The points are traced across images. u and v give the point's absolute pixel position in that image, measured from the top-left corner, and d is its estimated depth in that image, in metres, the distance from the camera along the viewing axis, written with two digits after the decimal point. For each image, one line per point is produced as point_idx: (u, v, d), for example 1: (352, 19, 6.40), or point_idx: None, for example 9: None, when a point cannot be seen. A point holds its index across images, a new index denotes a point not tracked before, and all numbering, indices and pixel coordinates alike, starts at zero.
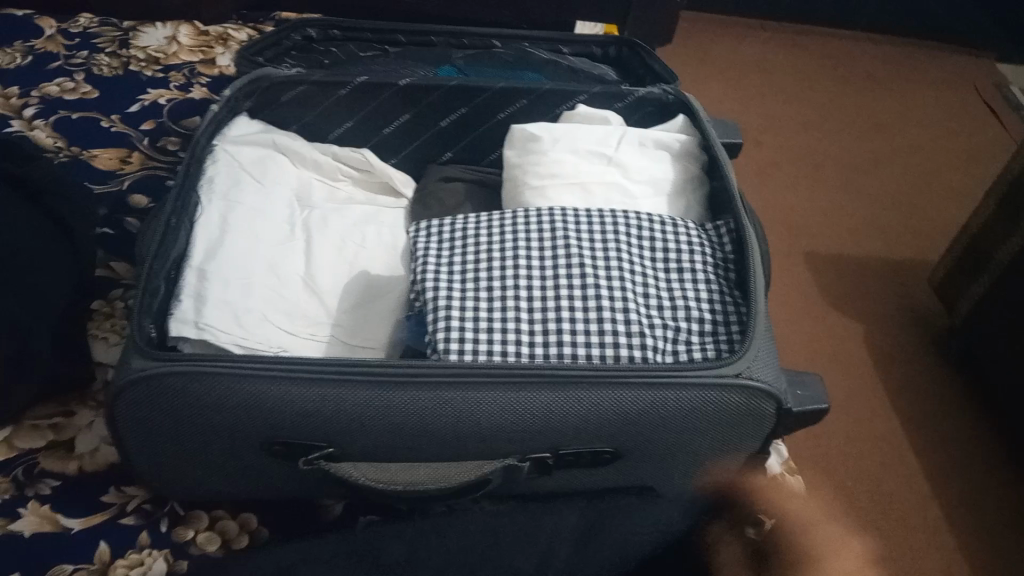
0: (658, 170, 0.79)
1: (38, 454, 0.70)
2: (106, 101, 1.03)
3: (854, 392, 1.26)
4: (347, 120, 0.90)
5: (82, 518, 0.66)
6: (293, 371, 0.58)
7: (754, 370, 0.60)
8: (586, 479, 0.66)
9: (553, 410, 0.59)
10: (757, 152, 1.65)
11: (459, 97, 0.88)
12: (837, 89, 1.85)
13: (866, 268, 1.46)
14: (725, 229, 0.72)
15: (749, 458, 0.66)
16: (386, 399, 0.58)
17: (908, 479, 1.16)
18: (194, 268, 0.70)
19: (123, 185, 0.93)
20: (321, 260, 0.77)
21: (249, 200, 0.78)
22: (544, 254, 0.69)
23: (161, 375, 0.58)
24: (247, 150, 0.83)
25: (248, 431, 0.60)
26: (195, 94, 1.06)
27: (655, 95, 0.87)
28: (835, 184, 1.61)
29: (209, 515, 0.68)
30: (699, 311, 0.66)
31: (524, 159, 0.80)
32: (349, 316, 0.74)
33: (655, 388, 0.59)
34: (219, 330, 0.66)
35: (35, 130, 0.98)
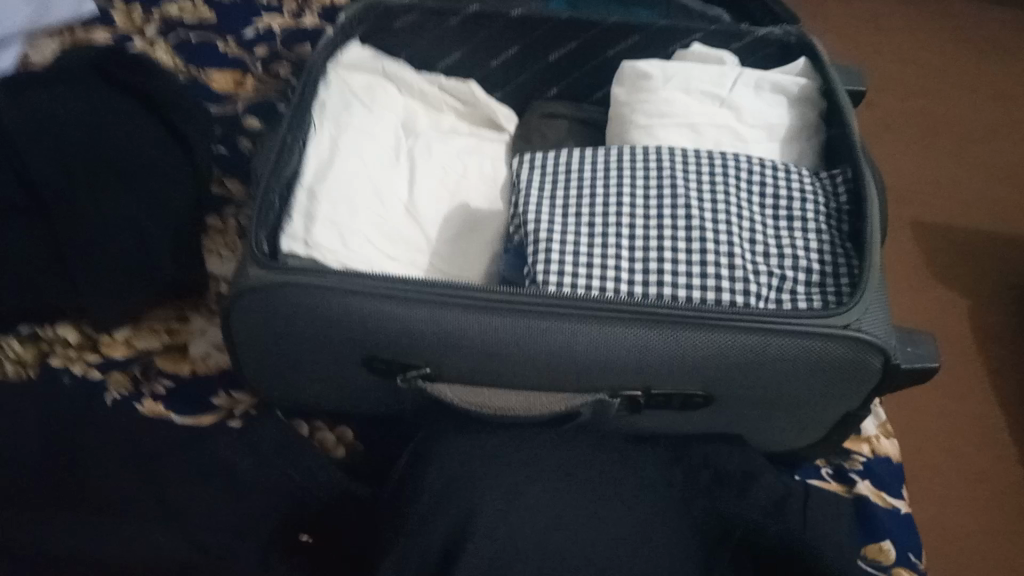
0: (772, 114, 0.76)
1: (153, 355, 0.76)
2: (221, 25, 1.05)
3: (952, 364, 1.21)
4: (455, 50, 0.89)
5: (191, 417, 0.71)
6: (395, 289, 0.60)
7: (863, 322, 0.58)
8: (674, 421, 0.67)
9: (650, 347, 0.59)
10: (872, 110, 1.56)
11: (569, 31, 0.86)
12: (964, 49, 1.72)
13: (977, 241, 1.38)
14: (842, 178, 0.69)
15: (843, 417, 0.65)
16: (485, 324, 0.59)
17: (1001, 459, 1.11)
18: (304, 187, 0.72)
19: (238, 108, 0.96)
20: (425, 188, 0.78)
21: (359, 125, 0.79)
22: (649, 193, 0.68)
23: (271, 285, 0.60)
24: (357, 77, 0.84)
25: (350, 345, 0.63)
26: (307, 21, 1.07)
27: (777, 35, 0.84)
28: (953, 149, 1.51)
29: (309, 425, 0.73)
30: (808, 260, 0.64)
31: (633, 97, 0.78)
32: (449, 246, 0.75)
33: (758, 334, 0.58)
34: (327, 249, 0.68)
35: (157, 51, 1.01)
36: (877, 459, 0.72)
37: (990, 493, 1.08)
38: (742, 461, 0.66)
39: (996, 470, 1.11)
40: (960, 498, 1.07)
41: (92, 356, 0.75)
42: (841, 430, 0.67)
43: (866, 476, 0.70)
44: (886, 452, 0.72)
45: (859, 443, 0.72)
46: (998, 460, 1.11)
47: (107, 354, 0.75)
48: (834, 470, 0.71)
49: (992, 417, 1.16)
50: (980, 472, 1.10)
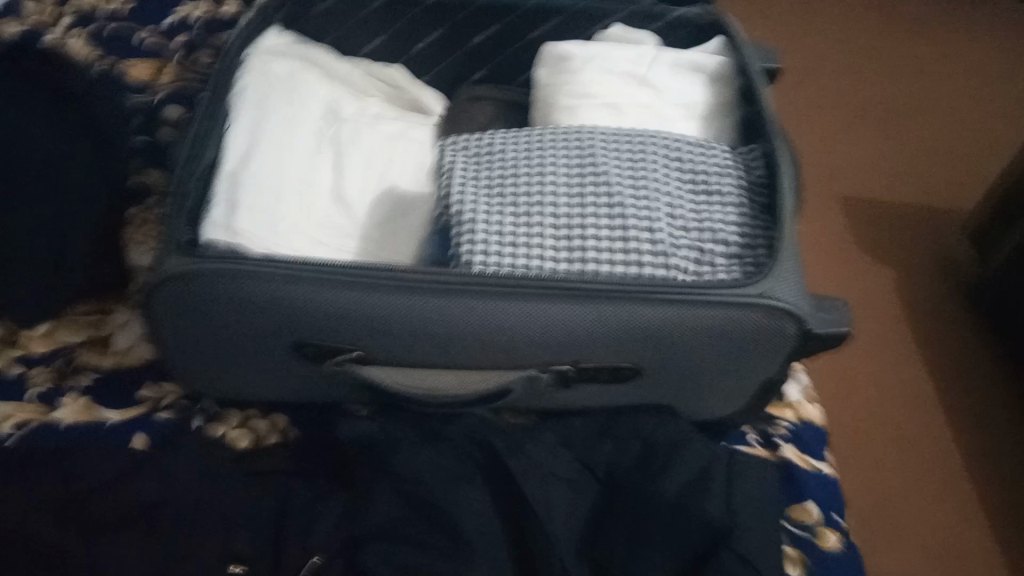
0: (691, 92, 0.78)
1: (77, 349, 0.75)
2: (141, 15, 1.03)
3: (877, 332, 1.26)
4: (379, 35, 0.89)
5: (120, 412, 0.71)
6: (320, 271, 0.59)
7: (778, 289, 0.60)
8: (603, 394, 0.68)
9: (575, 321, 0.60)
10: (796, 91, 1.61)
11: (492, 14, 0.87)
12: (882, 30, 1.79)
13: (899, 215, 1.43)
14: (758, 153, 0.71)
15: (765, 383, 0.67)
16: (411, 305, 0.60)
17: (926, 421, 1.16)
18: (227, 175, 0.71)
19: (158, 97, 0.94)
20: (352, 173, 0.78)
21: (283, 111, 0.78)
22: (572, 171, 0.69)
23: (190, 271, 0.59)
24: (280, 63, 0.83)
25: (276, 331, 0.62)
26: (229, 9, 1.05)
27: (693, 15, 0.86)
28: (875, 127, 1.57)
29: (240, 414, 0.73)
30: (726, 233, 0.66)
31: (556, 79, 0.79)
32: (378, 231, 0.75)
33: (677, 305, 0.60)
34: (251, 237, 0.67)
35: (72, 41, 0.98)
36: (801, 424, 0.75)
37: (922, 457, 1.12)
38: (670, 429, 0.67)
39: (926, 434, 1.15)
40: (888, 460, 1.11)
41: (13, 352, 0.74)
42: (764, 396, 0.69)
43: (791, 442, 0.73)
44: (809, 416, 0.76)
45: (783, 410, 0.76)
46: (929, 425, 1.16)
47: (28, 349, 0.74)
48: (761, 437, 0.74)
49: (920, 384, 1.20)
50: (911, 436, 1.14)
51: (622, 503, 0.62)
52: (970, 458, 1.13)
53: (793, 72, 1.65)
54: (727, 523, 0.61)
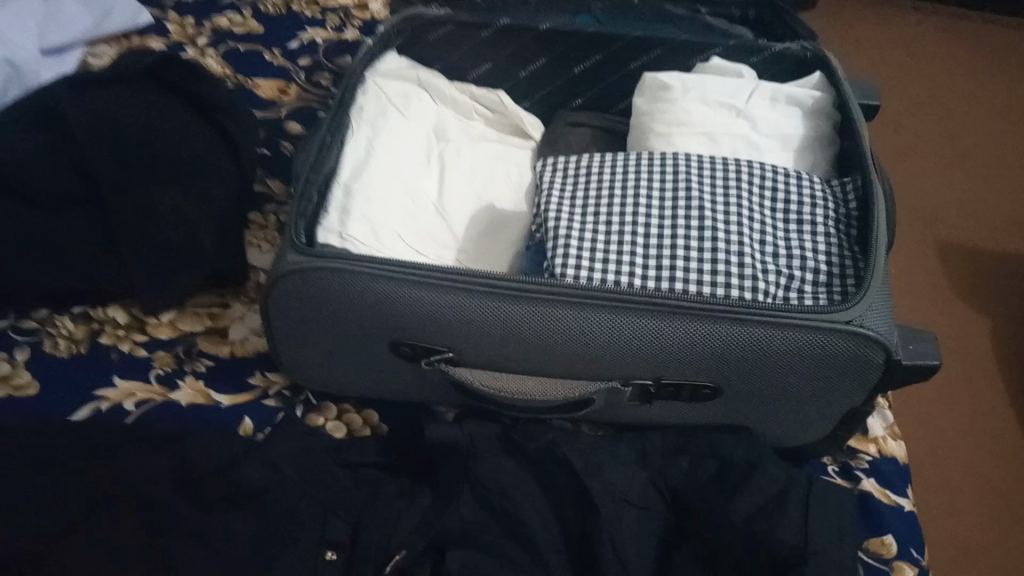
0: (786, 125, 0.80)
1: (196, 337, 0.81)
2: (269, 37, 1.12)
3: (973, 381, 1.21)
4: (486, 61, 0.94)
5: (230, 395, 0.76)
6: (422, 275, 0.64)
7: (866, 318, 0.61)
8: (682, 412, 0.70)
9: (660, 336, 0.62)
10: (896, 131, 1.58)
11: (594, 45, 0.91)
12: (993, 74, 1.74)
13: (1000, 263, 1.38)
14: (852, 186, 0.72)
15: (848, 413, 0.67)
16: (504, 311, 0.63)
17: (1022, 478, 1.11)
18: (341, 185, 0.76)
19: (281, 113, 1.02)
20: (453, 189, 0.82)
21: (394, 128, 0.84)
22: (665, 194, 0.72)
23: (306, 267, 0.65)
24: (393, 84, 0.88)
25: (378, 329, 0.67)
26: (348, 34, 1.13)
27: (792, 51, 0.88)
28: (979, 173, 1.52)
29: (338, 407, 0.77)
30: (815, 261, 0.67)
31: (652, 107, 0.82)
32: (474, 244, 0.79)
33: (763, 326, 0.61)
34: (360, 243, 0.72)
35: (207, 59, 1.08)
36: (883, 458, 0.74)
37: (1015, 514, 1.07)
38: (749, 452, 0.68)
39: (1021, 490, 1.10)
40: (979, 515, 1.07)
41: (139, 336, 0.80)
42: (846, 427, 0.69)
43: (871, 475, 0.72)
44: (892, 452, 0.74)
45: (866, 444, 0.75)
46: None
47: (153, 334, 0.81)
48: (840, 467, 0.73)
49: (1018, 439, 1.15)
50: (1004, 492, 1.09)
51: (697, 517, 0.64)
52: None
53: (894, 113, 1.63)
54: (802, 550, 0.61)
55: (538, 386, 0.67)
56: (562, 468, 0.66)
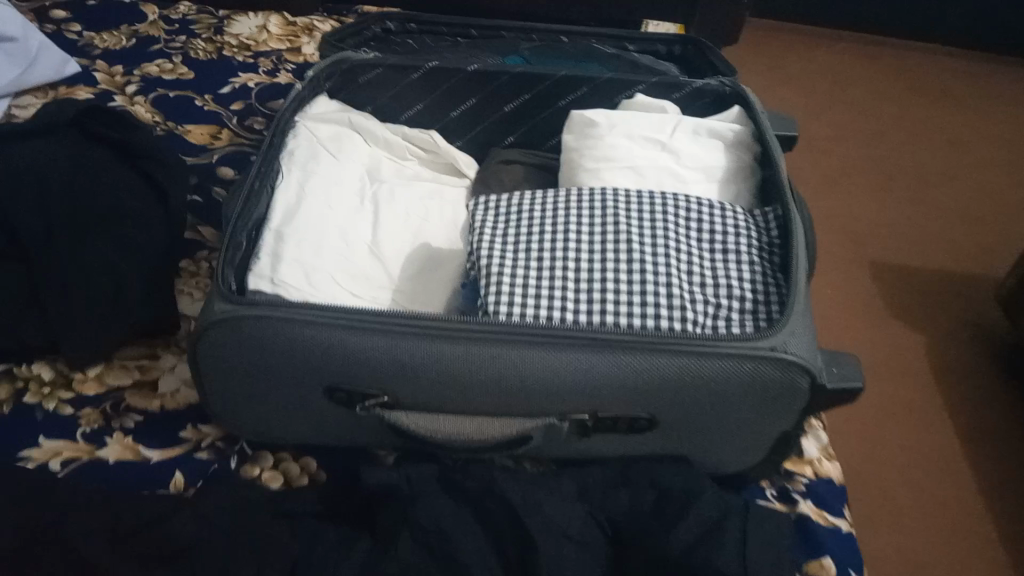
0: (710, 158, 0.82)
1: (125, 391, 0.79)
2: (200, 83, 1.12)
3: (908, 397, 1.25)
4: (417, 102, 0.95)
5: (161, 450, 0.74)
6: (354, 320, 0.64)
7: (789, 344, 0.63)
8: (621, 444, 0.70)
9: (593, 371, 0.63)
10: (823, 157, 1.65)
11: (523, 85, 0.93)
12: (910, 100, 1.82)
13: (927, 280, 1.43)
14: (773, 215, 0.75)
15: (780, 437, 0.69)
16: (438, 352, 0.63)
17: (959, 488, 1.14)
18: (272, 231, 0.76)
19: (212, 159, 1.01)
20: (387, 230, 0.82)
21: (326, 171, 0.84)
22: (594, 229, 0.73)
23: (236, 316, 0.64)
24: (325, 128, 0.89)
25: (311, 375, 0.66)
26: (281, 78, 1.13)
27: (712, 86, 0.91)
28: (903, 194, 1.59)
29: (274, 456, 0.76)
30: (740, 290, 0.69)
31: (581, 144, 0.84)
32: (409, 284, 0.79)
33: (692, 356, 0.62)
34: (291, 287, 0.72)
35: (136, 107, 1.07)
36: (819, 480, 0.77)
37: (956, 526, 1.10)
38: (686, 479, 0.69)
39: (960, 502, 1.13)
40: (920, 527, 1.09)
41: (65, 393, 0.77)
42: (780, 451, 0.71)
43: (808, 497, 0.75)
44: (827, 473, 0.77)
45: (802, 466, 0.77)
46: (964, 493, 1.14)
47: (79, 391, 0.78)
48: (778, 492, 0.75)
49: (955, 452, 1.19)
50: (946, 505, 1.12)
51: (638, 549, 0.65)
52: (1007, 528, 1.11)
53: (821, 139, 1.69)
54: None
55: (475, 425, 0.67)
56: (504, 507, 0.67)
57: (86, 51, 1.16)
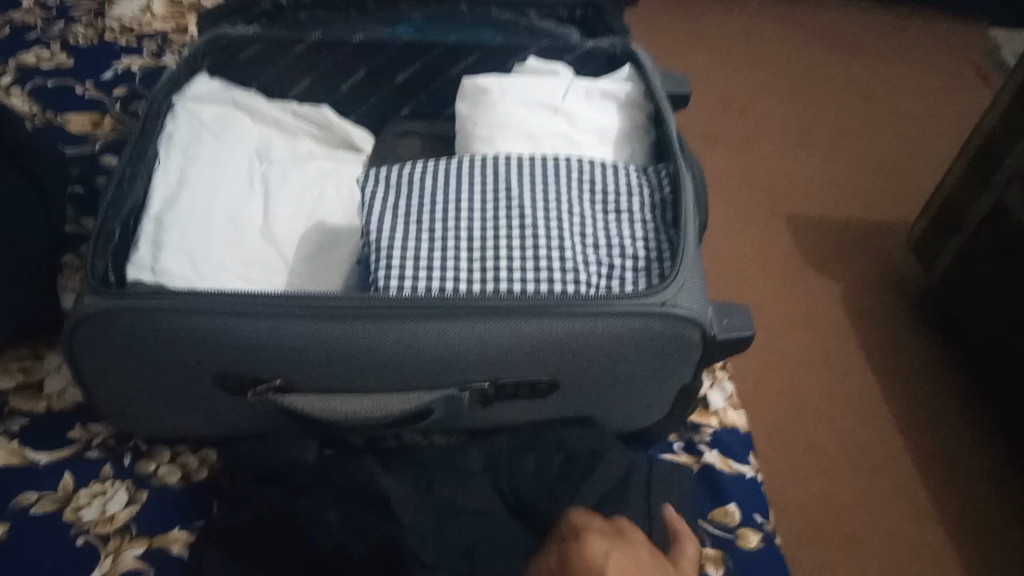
0: (603, 120, 0.82)
1: (8, 395, 0.75)
2: (81, 70, 1.06)
3: (823, 344, 1.27)
4: (304, 78, 0.93)
5: (50, 453, 0.71)
6: (237, 304, 0.61)
7: (679, 299, 0.63)
8: (524, 411, 0.70)
9: (488, 339, 0.62)
10: (735, 116, 1.66)
11: (413, 52, 0.91)
12: (818, 56, 1.86)
13: (838, 229, 1.47)
14: (666, 172, 0.75)
15: (679, 392, 0.70)
16: (326, 332, 0.61)
17: (877, 429, 1.16)
18: (151, 219, 0.72)
19: (96, 148, 0.96)
20: (277, 209, 0.80)
21: (208, 153, 0.80)
22: (486, 196, 0.72)
23: (105, 309, 0.61)
24: (206, 107, 0.85)
25: (196, 365, 0.64)
26: (168, 60, 1.08)
27: (603, 47, 0.91)
28: (812, 148, 1.62)
29: (171, 450, 0.73)
30: (633, 249, 0.69)
31: (473, 112, 0.83)
32: (306, 266, 0.77)
33: (584, 318, 0.62)
34: (174, 274, 0.69)
35: (12, 98, 1.01)
36: (723, 429, 0.79)
37: (878, 467, 1.12)
38: (593, 441, 0.70)
39: (879, 441, 1.15)
40: (842, 470, 1.11)
41: None
42: (682, 406, 0.72)
43: (714, 447, 0.77)
44: (732, 423, 0.79)
45: (706, 417, 0.80)
46: (879, 432, 1.16)
47: None
48: (684, 443, 0.77)
49: (871, 394, 1.21)
50: (868, 446, 1.14)
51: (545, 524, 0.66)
52: (924, 463, 1.13)
53: (732, 98, 1.71)
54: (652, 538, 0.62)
55: (374, 402, 0.65)
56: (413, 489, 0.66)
57: None
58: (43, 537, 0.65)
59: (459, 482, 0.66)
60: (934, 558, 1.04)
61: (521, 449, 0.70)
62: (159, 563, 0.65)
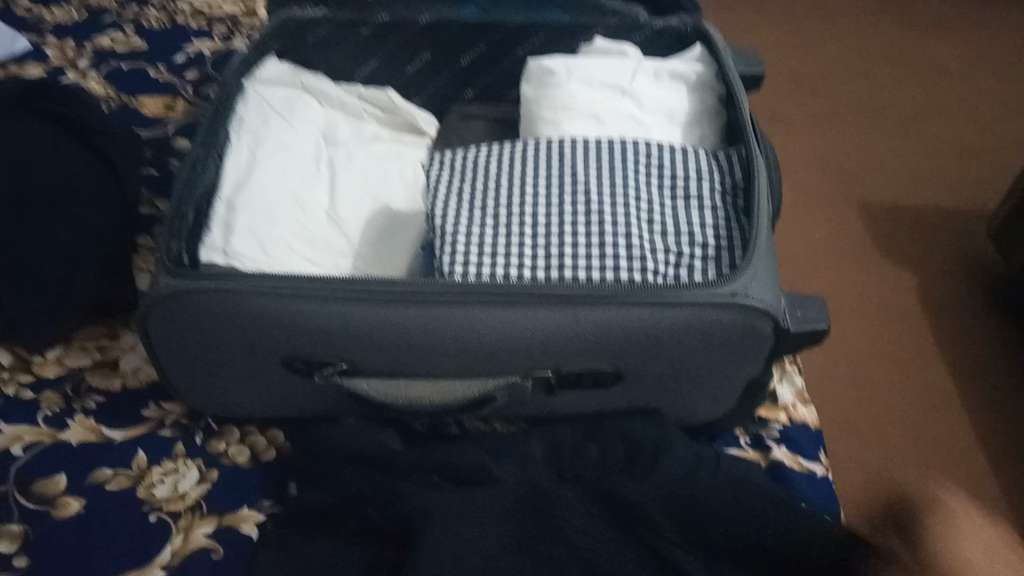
0: (673, 102, 0.80)
1: (85, 372, 0.77)
2: (154, 53, 1.08)
3: (895, 336, 1.22)
4: (370, 60, 0.93)
5: (125, 430, 0.73)
6: (304, 287, 0.61)
7: (751, 289, 0.61)
8: (588, 399, 0.69)
9: (553, 327, 0.61)
10: (807, 97, 1.60)
11: (478, 33, 0.90)
12: (897, 32, 1.77)
13: (915, 215, 1.41)
14: (738, 157, 0.72)
15: (748, 384, 0.68)
16: (391, 316, 0.61)
17: (951, 425, 1.12)
18: (223, 201, 0.73)
19: (168, 130, 0.98)
20: (343, 192, 0.80)
21: (276, 136, 0.81)
22: (552, 181, 0.71)
23: (179, 290, 0.62)
24: (275, 90, 0.86)
25: (266, 347, 0.65)
26: (236, 43, 1.10)
27: (674, 26, 0.88)
28: (888, 129, 1.55)
29: (240, 430, 0.75)
30: (703, 236, 0.67)
31: (539, 94, 0.82)
32: (371, 249, 0.77)
33: (652, 307, 0.61)
34: (245, 257, 0.69)
35: (89, 81, 1.03)
36: (793, 425, 0.76)
37: (948, 465, 1.07)
38: (657, 432, 0.68)
39: (951, 437, 1.11)
40: (915, 467, 1.06)
41: (24, 376, 0.76)
42: (750, 398, 0.70)
43: (782, 443, 0.74)
44: (801, 418, 0.76)
45: (776, 412, 0.76)
46: (952, 428, 1.12)
47: (39, 373, 0.77)
48: (751, 439, 0.75)
49: (946, 388, 1.16)
50: (940, 442, 1.10)
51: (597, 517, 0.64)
52: (999, 462, 1.08)
53: (804, 77, 1.65)
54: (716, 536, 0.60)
55: (438, 389, 0.66)
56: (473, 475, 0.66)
57: (35, 26, 1.12)
58: (119, 510, 0.67)
59: (519, 470, 0.66)
60: None
61: (584, 438, 0.69)
62: (229, 539, 0.67)
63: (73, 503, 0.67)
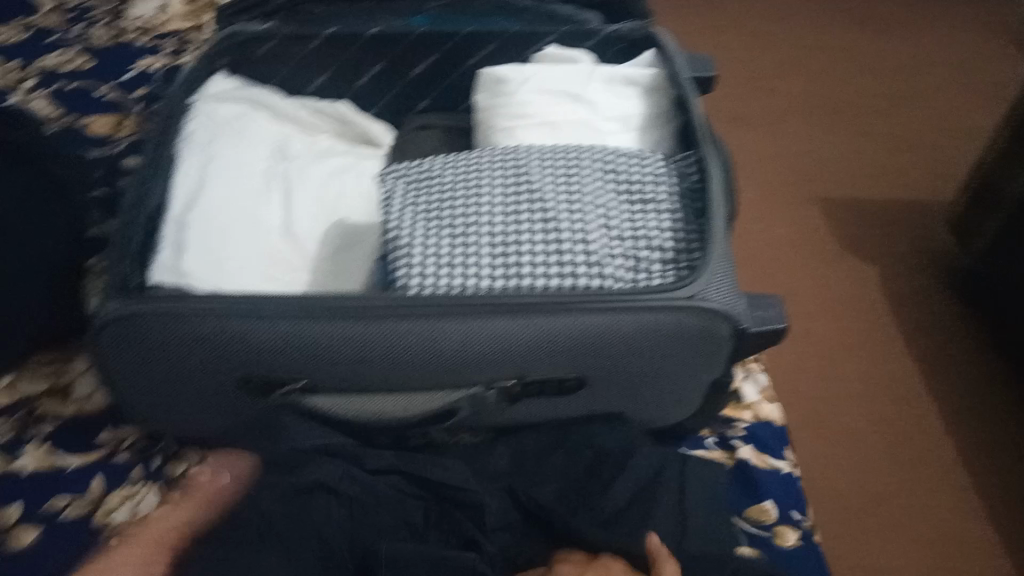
0: (626, 106, 0.80)
1: (37, 399, 0.75)
2: (101, 72, 1.06)
3: (858, 331, 1.23)
4: (323, 73, 0.92)
5: (80, 457, 0.71)
6: (257, 306, 0.60)
7: (708, 291, 0.61)
8: (553, 408, 0.68)
9: (512, 337, 0.61)
10: (762, 98, 1.62)
11: (431, 43, 0.89)
12: (847, 31, 1.81)
13: (871, 210, 1.43)
14: (693, 160, 0.72)
15: (710, 385, 0.68)
16: (348, 333, 0.60)
17: (915, 416, 1.13)
18: (173, 220, 0.72)
19: (117, 150, 0.96)
20: (298, 207, 0.79)
21: (228, 152, 0.79)
22: (508, 189, 0.70)
23: (128, 314, 0.60)
24: (225, 105, 0.84)
25: (221, 368, 0.63)
26: (186, 59, 1.08)
27: (624, 32, 0.89)
28: (842, 126, 1.58)
29: (199, 453, 0.73)
30: (660, 241, 0.67)
31: (492, 102, 0.81)
32: (329, 264, 0.76)
33: (611, 314, 0.60)
34: (198, 275, 0.68)
35: (34, 102, 1.01)
36: (756, 424, 0.77)
37: (915, 455, 1.08)
38: (622, 438, 0.68)
39: (916, 427, 1.12)
40: (879, 459, 1.08)
41: None
42: (713, 399, 0.70)
43: (748, 442, 0.75)
44: (766, 416, 0.78)
45: (740, 411, 0.78)
46: (916, 419, 1.13)
47: None
48: (718, 439, 0.76)
49: (908, 380, 1.18)
50: (905, 433, 1.11)
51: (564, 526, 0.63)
52: (964, 450, 1.10)
53: (759, 78, 1.67)
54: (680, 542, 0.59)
55: (398, 402, 0.66)
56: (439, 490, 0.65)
57: None
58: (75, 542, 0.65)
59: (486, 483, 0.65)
60: (977, 548, 1.00)
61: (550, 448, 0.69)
62: None
63: (29, 533, 0.65)
